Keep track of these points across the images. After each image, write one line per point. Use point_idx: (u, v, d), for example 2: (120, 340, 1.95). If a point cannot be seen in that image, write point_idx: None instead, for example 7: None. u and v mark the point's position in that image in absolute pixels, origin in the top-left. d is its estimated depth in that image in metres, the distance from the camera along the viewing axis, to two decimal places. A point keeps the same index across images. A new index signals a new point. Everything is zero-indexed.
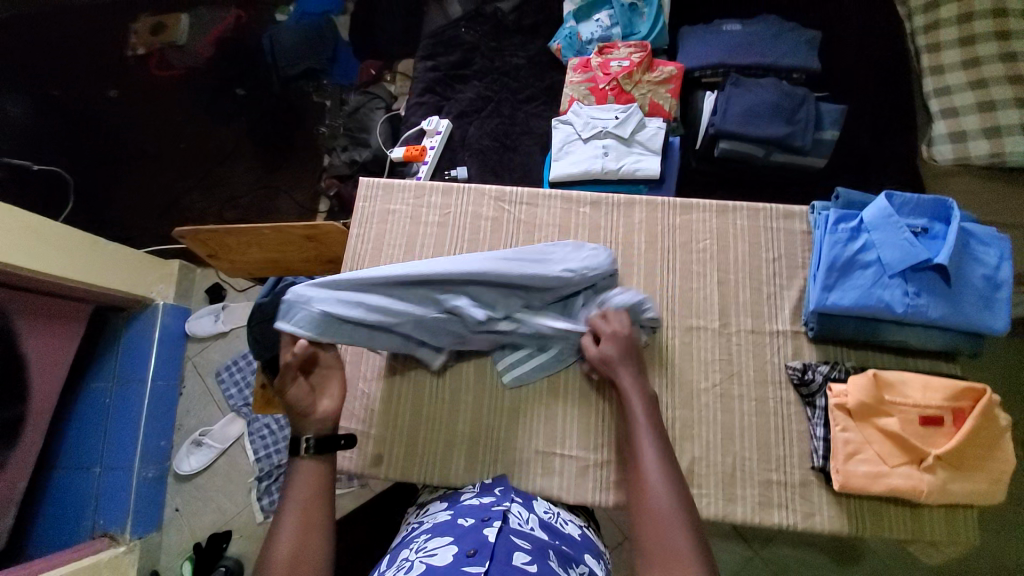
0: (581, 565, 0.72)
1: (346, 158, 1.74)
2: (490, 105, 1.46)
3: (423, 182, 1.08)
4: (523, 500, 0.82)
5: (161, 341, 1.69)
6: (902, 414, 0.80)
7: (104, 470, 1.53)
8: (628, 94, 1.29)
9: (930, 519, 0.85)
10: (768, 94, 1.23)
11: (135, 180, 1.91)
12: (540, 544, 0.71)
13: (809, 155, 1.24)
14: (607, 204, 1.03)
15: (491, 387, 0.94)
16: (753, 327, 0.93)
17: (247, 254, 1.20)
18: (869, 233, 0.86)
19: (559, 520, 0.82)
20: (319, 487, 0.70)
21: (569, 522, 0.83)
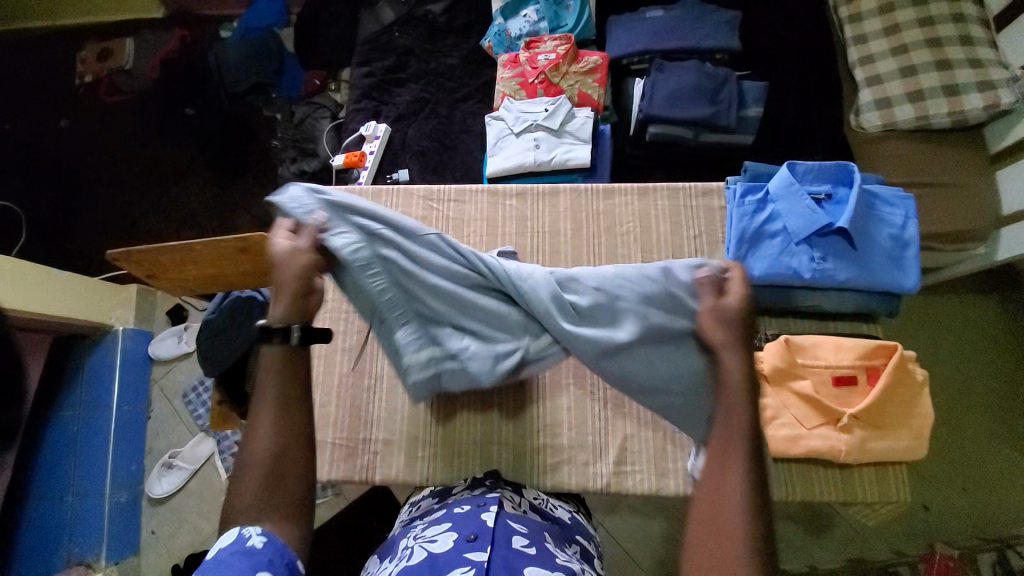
0: (574, 544, 0.76)
1: (295, 169, 1.75)
2: (428, 106, 1.47)
3: (352, 187, 1.10)
4: (512, 488, 0.85)
5: (123, 365, 1.65)
6: (816, 376, 0.83)
7: (76, 498, 1.51)
8: (557, 86, 1.31)
9: (861, 478, 0.88)
10: (690, 77, 1.26)
11: (88, 207, 1.89)
12: (535, 527, 0.74)
13: (737, 132, 1.26)
14: (533, 195, 1.05)
15: None
16: None
17: (186, 271, 1.20)
18: (775, 204, 0.89)
19: (547, 505, 0.84)
20: (292, 384, 0.57)
21: (558, 506, 0.86)
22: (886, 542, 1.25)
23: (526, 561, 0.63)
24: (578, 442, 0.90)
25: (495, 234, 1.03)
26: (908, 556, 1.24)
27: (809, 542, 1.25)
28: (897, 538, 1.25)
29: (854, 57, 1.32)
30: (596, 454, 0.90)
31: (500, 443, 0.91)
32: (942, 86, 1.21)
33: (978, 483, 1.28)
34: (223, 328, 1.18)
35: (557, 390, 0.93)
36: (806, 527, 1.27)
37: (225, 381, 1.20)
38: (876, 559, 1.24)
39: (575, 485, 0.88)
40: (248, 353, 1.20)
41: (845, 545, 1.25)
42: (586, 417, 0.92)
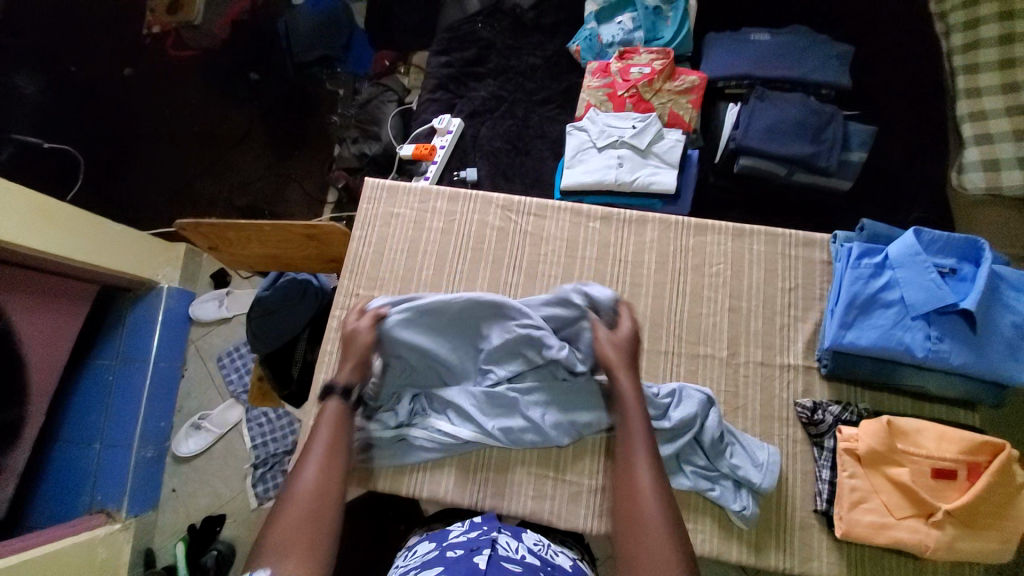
0: None
1: (355, 151, 1.71)
2: (504, 105, 1.42)
3: (429, 186, 1.05)
4: (511, 532, 0.79)
5: (164, 324, 1.66)
6: (914, 465, 0.76)
7: (104, 447, 1.52)
8: (647, 103, 1.25)
9: (935, 572, 0.80)
10: (792, 111, 1.17)
11: (144, 160, 1.88)
12: (531, 567, 0.69)
13: (833, 176, 1.18)
14: (618, 220, 0.99)
15: None
16: (763, 358, 0.89)
17: (247, 248, 1.17)
18: (892, 270, 0.82)
19: (549, 551, 0.78)
20: (341, 434, 0.75)
21: (560, 554, 0.78)
22: None
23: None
24: None
25: (577, 259, 0.98)
26: None
27: None
28: None
29: (962, 111, 1.24)
30: None
31: (561, 477, 0.87)
32: None
33: None
34: (278, 307, 1.13)
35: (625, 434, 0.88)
36: None
37: (271, 361, 1.18)
38: None
39: None
40: (297, 338, 1.18)
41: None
42: None
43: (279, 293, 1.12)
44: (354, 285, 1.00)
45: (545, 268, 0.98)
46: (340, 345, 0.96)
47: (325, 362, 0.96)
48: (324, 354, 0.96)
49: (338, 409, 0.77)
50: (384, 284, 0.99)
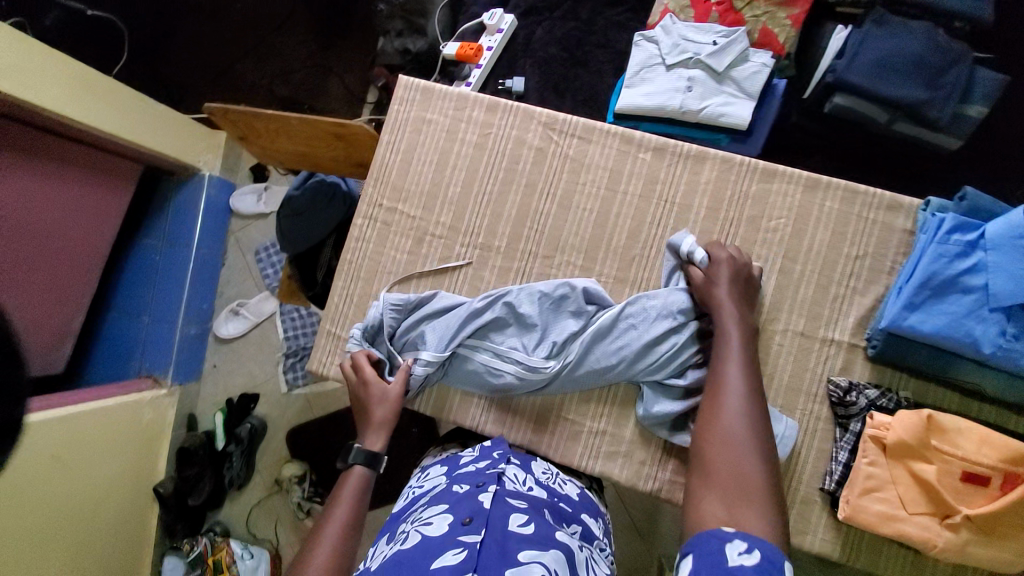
0: (576, 525, 0.73)
1: (399, 45, 1.56)
2: (567, 3, 1.23)
3: (466, 91, 0.95)
4: (520, 461, 0.82)
5: (207, 211, 1.71)
6: (943, 464, 0.70)
7: (151, 321, 1.66)
8: (736, 14, 1.05)
9: (933, 569, 0.78)
10: (919, 41, 0.95)
11: (186, 33, 1.79)
12: (537, 503, 0.72)
13: (942, 131, 0.98)
14: (672, 153, 0.87)
15: None
16: (805, 329, 0.81)
17: (277, 142, 1.13)
18: (986, 252, 0.70)
19: (557, 480, 0.82)
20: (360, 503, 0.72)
21: (567, 483, 0.83)
22: None
23: (522, 544, 0.60)
24: (640, 438, 0.84)
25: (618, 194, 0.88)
26: None
27: None
28: None
29: None
30: (655, 457, 0.84)
31: (562, 415, 0.86)
32: None
33: None
34: (304, 211, 1.13)
35: (632, 387, 0.85)
36: None
37: (298, 262, 1.20)
38: None
39: (623, 478, 0.84)
40: (323, 244, 1.18)
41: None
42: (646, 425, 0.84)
43: (308, 195, 1.11)
44: (378, 193, 0.95)
45: (580, 199, 0.90)
46: (359, 254, 0.94)
47: (345, 269, 0.95)
48: (344, 261, 0.95)
49: (363, 477, 0.74)
50: (409, 196, 0.94)
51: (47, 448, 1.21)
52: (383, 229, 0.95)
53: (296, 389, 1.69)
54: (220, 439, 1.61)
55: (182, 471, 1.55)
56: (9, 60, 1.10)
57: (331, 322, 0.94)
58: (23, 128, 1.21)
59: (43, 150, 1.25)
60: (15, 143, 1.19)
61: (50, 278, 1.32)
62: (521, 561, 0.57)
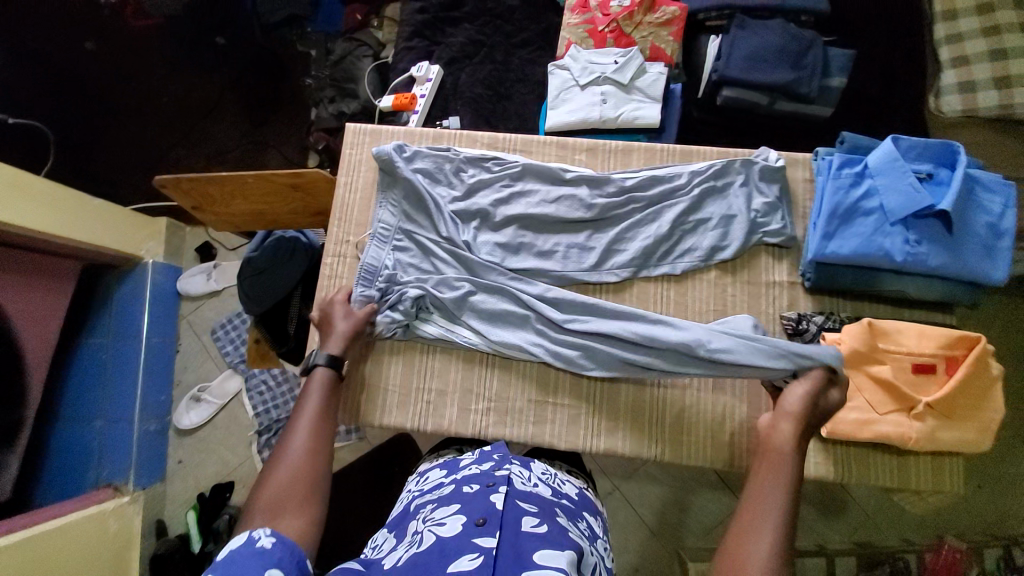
0: (583, 521, 0.76)
1: (333, 110, 1.65)
2: (483, 50, 1.38)
3: (413, 127, 1.05)
4: (520, 462, 0.83)
5: (153, 300, 1.64)
6: (895, 362, 0.81)
7: (105, 423, 1.53)
8: (628, 37, 1.23)
9: (916, 465, 0.86)
10: (774, 37, 1.16)
11: (112, 131, 1.80)
12: (545, 505, 0.72)
13: (817, 103, 1.18)
14: (604, 150, 1.00)
15: (482, 355, 0.92)
16: (749, 278, 0.91)
17: (231, 206, 1.14)
18: (872, 179, 0.85)
19: (556, 480, 0.83)
20: (330, 402, 0.80)
21: (567, 482, 0.84)
22: (896, 528, 1.22)
23: (537, 544, 0.61)
24: (633, 409, 0.89)
25: (569, 176, 0.96)
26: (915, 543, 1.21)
27: (823, 523, 1.23)
28: (909, 527, 1.22)
29: (940, 35, 1.21)
30: (652, 421, 0.88)
31: (557, 403, 0.90)
32: (1001, 78, 1.12)
33: (1018, 492, 1.22)
34: (266, 268, 1.13)
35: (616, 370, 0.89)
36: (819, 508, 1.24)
37: (265, 320, 1.18)
38: (884, 545, 1.21)
39: (627, 450, 0.88)
40: (290, 296, 1.18)
41: (857, 526, 1.22)
42: (644, 383, 0.89)
43: (268, 253, 1.11)
44: (343, 232, 0.99)
45: None
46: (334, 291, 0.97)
47: None
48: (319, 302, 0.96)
49: (326, 376, 0.81)
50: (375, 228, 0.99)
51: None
52: (353, 264, 0.98)
53: None
54: (197, 541, 1.47)
55: None
56: None
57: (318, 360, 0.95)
58: None
59: None
60: None
61: None
62: (539, 563, 0.58)
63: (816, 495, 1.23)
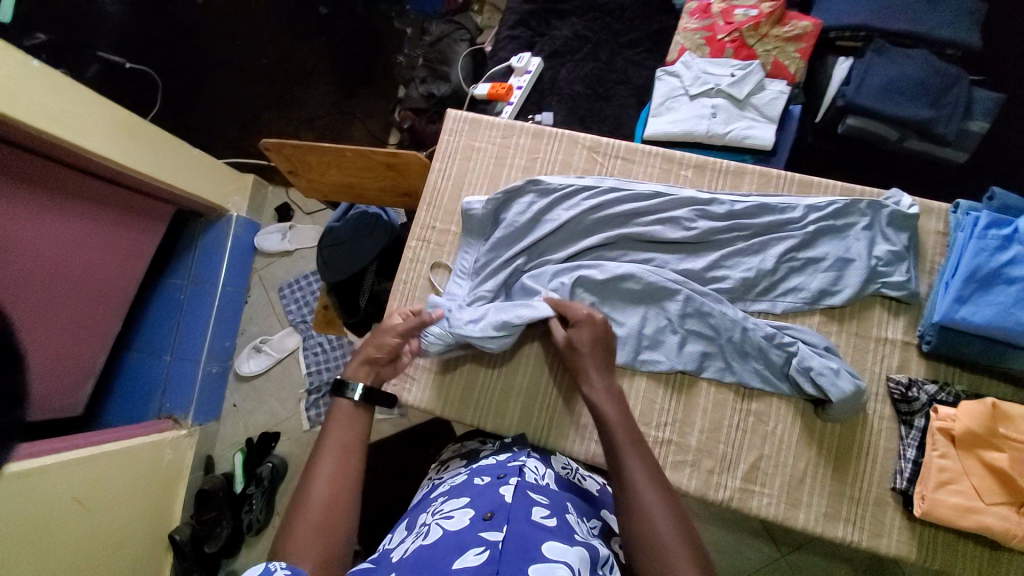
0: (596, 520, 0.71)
1: (423, 91, 1.64)
2: (587, 47, 1.34)
3: (513, 121, 1.02)
4: (540, 457, 0.81)
5: (232, 250, 1.70)
6: (1015, 452, 0.71)
7: (172, 359, 1.61)
8: (750, 49, 1.15)
9: (1011, 563, 0.77)
10: (918, 67, 1.04)
11: (214, 86, 1.88)
12: (556, 500, 0.67)
13: (950, 147, 1.06)
14: (712, 169, 0.95)
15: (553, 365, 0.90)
16: (858, 330, 0.84)
17: (326, 175, 1.16)
18: (1022, 245, 0.75)
19: (577, 475, 0.81)
20: (353, 437, 0.73)
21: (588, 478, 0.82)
22: None
23: (543, 539, 0.56)
24: (705, 447, 0.84)
25: (671, 193, 0.91)
26: None
27: None
28: None
29: None
30: (724, 464, 0.83)
31: None
32: None
33: None
34: (346, 240, 1.15)
35: (693, 406, 0.85)
36: None
37: (339, 290, 1.20)
38: None
39: (692, 488, 0.83)
40: (366, 270, 1.19)
41: None
42: (722, 423, 0.84)
43: (350, 225, 1.15)
44: (431, 217, 0.99)
45: None
46: (415, 275, 0.97)
47: (400, 291, 0.97)
48: (399, 283, 0.97)
49: (349, 410, 0.74)
50: None
51: (70, 489, 1.13)
52: (436, 251, 0.98)
53: (318, 427, 1.63)
54: (241, 482, 1.56)
55: (200, 515, 1.49)
56: (61, 107, 1.12)
57: None
58: (70, 172, 1.22)
59: (84, 194, 1.25)
60: (60, 188, 1.20)
61: (71, 322, 1.29)
62: (547, 556, 0.53)
63: (866, 564, 1.15)
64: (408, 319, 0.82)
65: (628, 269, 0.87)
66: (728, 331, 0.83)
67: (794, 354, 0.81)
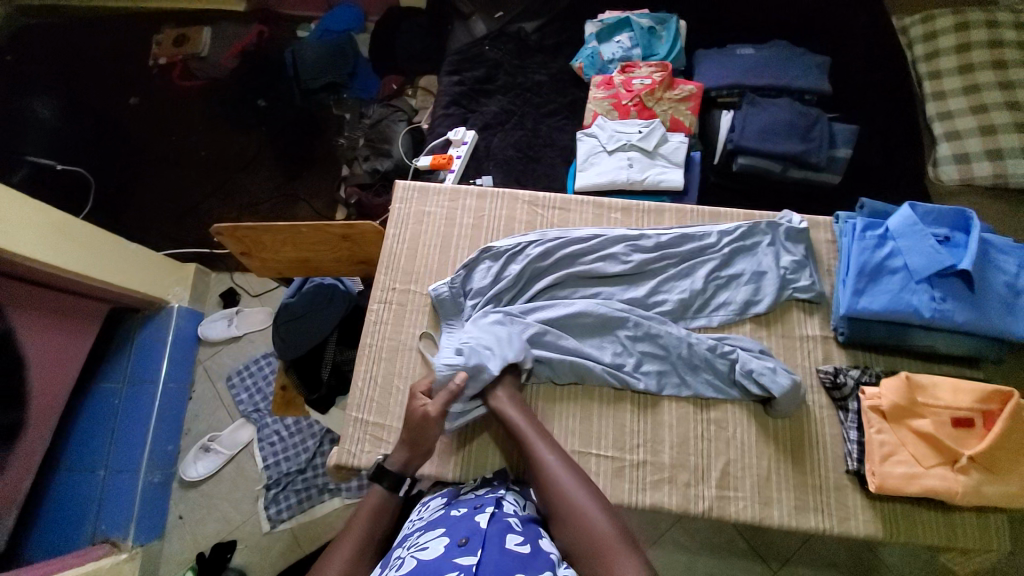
0: None
1: (367, 168, 1.73)
2: (514, 118, 1.51)
3: (457, 185, 1.12)
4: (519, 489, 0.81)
5: (173, 344, 1.62)
6: (934, 415, 0.82)
7: (107, 474, 1.44)
8: (651, 110, 1.35)
9: (963, 522, 0.85)
10: (783, 113, 1.28)
11: (149, 180, 1.87)
12: (530, 522, 0.69)
13: (824, 171, 1.27)
14: (637, 210, 1.08)
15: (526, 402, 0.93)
16: (784, 331, 0.95)
17: (279, 253, 1.19)
18: (894, 241, 0.91)
19: None
20: (374, 527, 0.72)
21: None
22: None
23: (514, 565, 0.58)
24: (678, 461, 0.89)
25: (606, 234, 1.02)
26: None
27: None
28: None
29: (930, 113, 1.32)
30: (699, 476, 0.88)
31: (601, 454, 0.89)
32: (990, 153, 1.22)
33: None
34: (303, 313, 1.15)
35: (659, 423, 0.91)
36: None
37: (298, 365, 1.18)
38: None
39: (674, 505, 0.86)
40: (326, 342, 1.19)
41: None
42: (688, 435, 0.90)
43: (304, 301, 1.14)
44: (390, 279, 1.04)
45: None
46: (380, 337, 0.99)
47: (366, 355, 0.98)
48: (364, 347, 0.99)
49: (379, 500, 0.75)
50: (420, 279, 1.04)
51: None
52: (399, 312, 1.01)
53: (280, 525, 1.49)
54: None
55: None
56: None
57: (357, 408, 0.95)
58: None
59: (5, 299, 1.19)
60: None
61: None
62: None
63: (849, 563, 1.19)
64: (436, 401, 0.81)
65: (580, 305, 0.95)
66: (676, 348, 0.92)
67: (735, 361, 0.90)
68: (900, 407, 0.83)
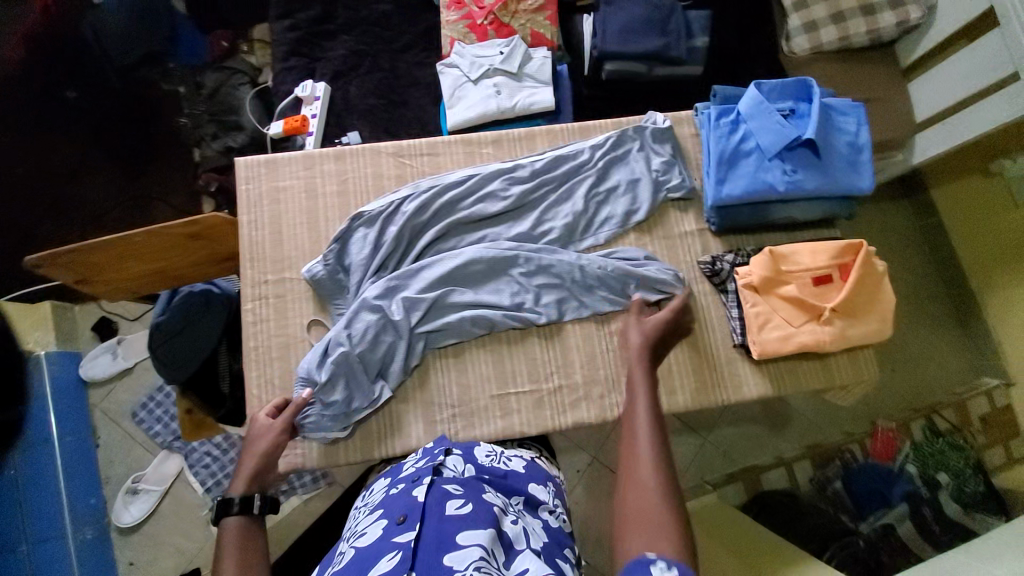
0: (519, 496, 0.70)
1: (219, 147, 1.51)
2: (367, 60, 1.35)
3: (309, 151, 1.00)
4: (463, 450, 0.76)
5: (57, 395, 1.43)
6: (798, 280, 0.90)
7: (30, 547, 1.29)
8: (507, 26, 1.26)
9: (836, 362, 0.97)
10: (638, 8, 1.23)
11: None
12: (474, 481, 0.67)
13: (687, 63, 1.26)
14: (508, 140, 1.03)
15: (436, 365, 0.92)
16: (664, 233, 0.98)
17: (123, 270, 1.03)
18: (747, 123, 0.94)
19: (503, 459, 0.78)
20: (249, 548, 0.66)
21: (514, 458, 0.79)
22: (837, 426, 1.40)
23: (457, 529, 0.57)
24: (590, 378, 0.93)
25: (481, 172, 0.97)
26: (855, 436, 1.38)
27: (774, 438, 1.38)
28: (846, 421, 1.40)
29: None
30: (610, 386, 0.93)
31: (518, 391, 0.91)
32: (832, 15, 1.25)
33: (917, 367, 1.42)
34: (180, 331, 1.02)
35: (566, 347, 0.93)
36: (767, 424, 1.39)
37: (193, 386, 1.08)
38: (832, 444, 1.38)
39: (593, 418, 0.91)
40: (216, 353, 1.09)
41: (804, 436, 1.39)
42: (596, 351, 0.93)
43: (177, 314, 1.01)
44: (260, 272, 0.94)
45: None
46: (264, 337, 0.92)
47: (253, 359, 0.91)
48: (249, 351, 0.91)
49: (240, 523, 0.68)
50: (294, 264, 0.95)
51: None
52: (279, 305, 0.93)
53: None
54: None
55: None
56: None
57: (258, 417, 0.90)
58: None
59: None
60: None
61: None
62: (461, 545, 0.55)
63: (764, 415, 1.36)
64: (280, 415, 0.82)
65: (468, 253, 0.92)
66: (568, 273, 0.93)
67: (620, 275, 0.93)
68: (769, 279, 0.90)
